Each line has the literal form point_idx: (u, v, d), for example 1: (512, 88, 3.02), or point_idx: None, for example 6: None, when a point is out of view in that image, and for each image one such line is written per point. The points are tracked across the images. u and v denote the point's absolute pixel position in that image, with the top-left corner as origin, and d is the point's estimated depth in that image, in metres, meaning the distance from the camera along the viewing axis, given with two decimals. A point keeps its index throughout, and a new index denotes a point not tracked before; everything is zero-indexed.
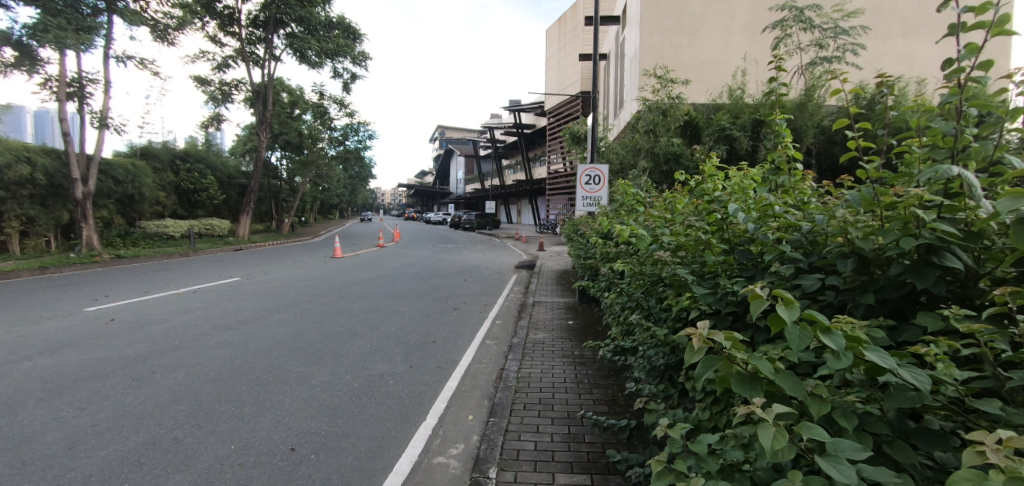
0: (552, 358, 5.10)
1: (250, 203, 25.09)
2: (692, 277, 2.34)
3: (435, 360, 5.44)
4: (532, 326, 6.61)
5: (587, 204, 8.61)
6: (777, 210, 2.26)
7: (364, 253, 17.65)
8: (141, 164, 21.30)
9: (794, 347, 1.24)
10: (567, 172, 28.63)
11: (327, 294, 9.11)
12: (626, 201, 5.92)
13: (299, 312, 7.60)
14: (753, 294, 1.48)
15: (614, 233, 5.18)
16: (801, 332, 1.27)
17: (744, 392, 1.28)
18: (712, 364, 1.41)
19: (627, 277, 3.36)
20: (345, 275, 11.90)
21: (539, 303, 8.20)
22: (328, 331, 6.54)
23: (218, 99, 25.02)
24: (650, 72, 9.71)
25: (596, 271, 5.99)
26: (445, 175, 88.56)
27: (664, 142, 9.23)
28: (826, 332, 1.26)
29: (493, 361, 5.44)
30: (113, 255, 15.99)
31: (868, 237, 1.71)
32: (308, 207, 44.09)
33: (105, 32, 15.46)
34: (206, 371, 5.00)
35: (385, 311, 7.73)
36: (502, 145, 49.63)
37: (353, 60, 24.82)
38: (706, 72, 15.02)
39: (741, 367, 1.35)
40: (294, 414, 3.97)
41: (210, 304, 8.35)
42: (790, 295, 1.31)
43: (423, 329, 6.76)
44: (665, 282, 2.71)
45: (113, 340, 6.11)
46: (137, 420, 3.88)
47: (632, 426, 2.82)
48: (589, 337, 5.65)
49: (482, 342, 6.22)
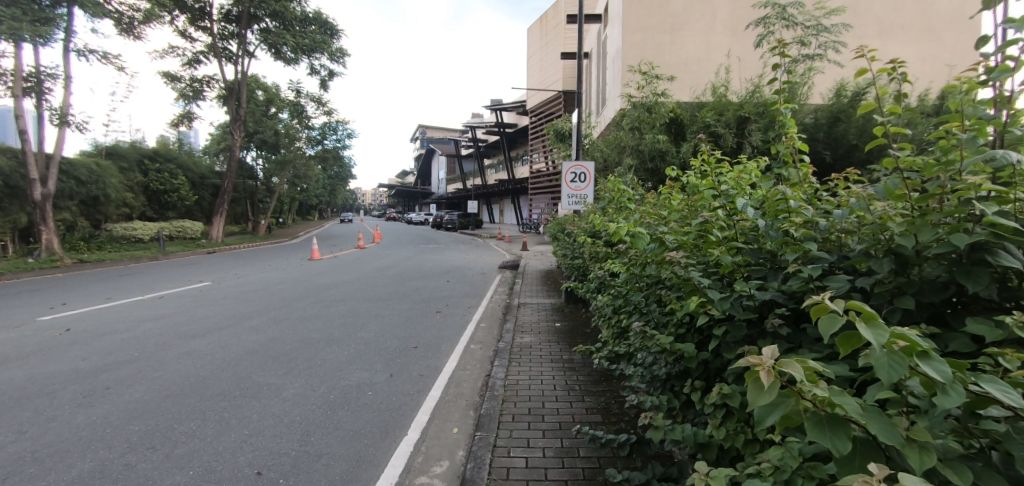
0: (540, 363, 4.88)
1: (223, 205, 24.20)
2: (703, 279, 2.11)
3: (416, 367, 5.16)
4: (517, 329, 6.37)
5: (573, 202, 8.40)
6: (792, 204, 2.06)
7: (343, 254, 17.16)
8: (106, 164, 20.31)
9: (889, 378, 1.03)
10: (549, 171, 28.49)
11: (303, 299, 8.71)
12: (616, 199, 5.70)
13: (273, 318, 7.21)
14: (817, 308, 1.26)
15: (603, 232, 4.98)
16: (891, 358, 1.06)
17: (828, 442, 1.05)
18: (779, 404, 1.17)
19: (621, 278, 3.15)
20: (322, 278, 11.45)
21: (524, 305, 7.95)
22: (303, 338, 6.18)
23: (189, 96, 24.11)
24: (635, 68, 9.52)
25: (584, 271, 5.78)
26: (426, 175, 87.70)
27: (650, 139, 9.08)
28: (920, 359, 1.07)
29: (479, 368, 5.18)
30: (75, 260, 15.19)
31: (909, 232, 1.51)
32: (286, 208, 43.03)
33: (65, 24, 14.67)
34: (167, 386, 4.61)
35: (364, 316, 7.38)
36: (484, 144, 49.29)
37: (331, 56, 24.20)
38: (688, 70, 15.02)
39: (813, 404, 1.12)
40: (262, 432, 3.64)
41: (177, 310, 7.89)
42: (874, 312, 1.11)
43: (403, 334, 6.44)
44: (668, 284, 2.49)
45: (66, 351, 5.66)
46: (86, 443, 3.50)
47: (633, 442, 2.56)
48: (577, 341, 5.44)
49: (467, 347, 5.96)
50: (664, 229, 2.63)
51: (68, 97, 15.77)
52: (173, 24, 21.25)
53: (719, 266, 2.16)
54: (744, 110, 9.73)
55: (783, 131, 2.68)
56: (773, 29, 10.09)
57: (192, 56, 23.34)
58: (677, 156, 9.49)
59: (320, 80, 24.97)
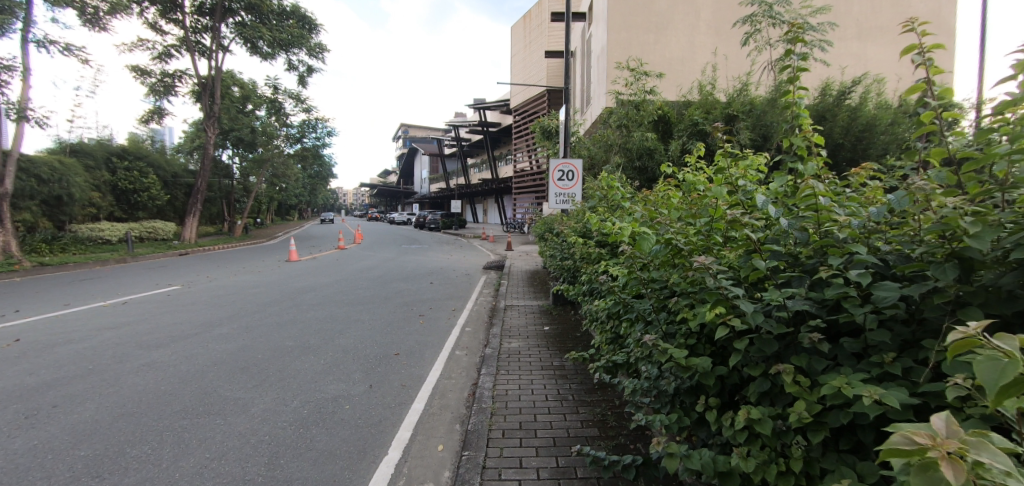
0: (529, 371, 4.61)
1: (196, 205, 23.29)
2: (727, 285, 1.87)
3: (398, 376, 4.84)
4: (505, 334, 6.10)
5: (560, 201, 8.16)
6: (823, 201, 1.85)
7: (322, 256, 16.62)
8: (71, 162, 19.29)
9: None
10: (533, 170, 28.31)
11: (278, 303, 8.27)
12: (609, 199, 5.48)
13: (244, 325, 6.79)
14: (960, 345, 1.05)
15: (596, 232, 4.76)
16: None
17: None
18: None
19: (620, 281, 2.91)
20: (299, 281, 10.98)
21: (511, 308, 7.68)
22: (278, 346, 5.82)
23: (160, 92, 23.16)
24: (622, 65, 9.31)
25: (574, 272, 5.55)
26: (408, 174, 86.54)
27: (638, 138, 8.94)
28: None
29: (465, 377, 4.89)
30: (35, 264, 14.34)
31: (981, 223, 1.31)
32: (263, 208, 41.84)
33: (24, 14, 13.84)
34: (121, 403, 4.20)
35: (344, 321, 7.02)
36: (467, 143, 48.75)
37: (309, 51, 23.58)
38: (673, 69, 14.96)
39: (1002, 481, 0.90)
40: (225, 456, 3.30)
41: (141, 317, 7.39)
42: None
43: (384, 340, 6.12)
44: (681, 291, 2.25)
45: (11, 364, 5.17)
46: (23, 472, 3.10)
47: (639, 463, 2.29)
48: (568, 346, 5.20)
49: (451, 353, 5.68)
50: (670, 229, 2.41)
51: (27, 91, 14.91)
52: (142, 16, 20.36)
53: (738, 269, 1.96)
54: (732, 108, 9.82)
55: (797, 123, 2.50)
56: (759, 27, 10.06)
57: (163, 50, 22.47)
58: (665, 154, 9.37)
59: (298, 76, 24.33)
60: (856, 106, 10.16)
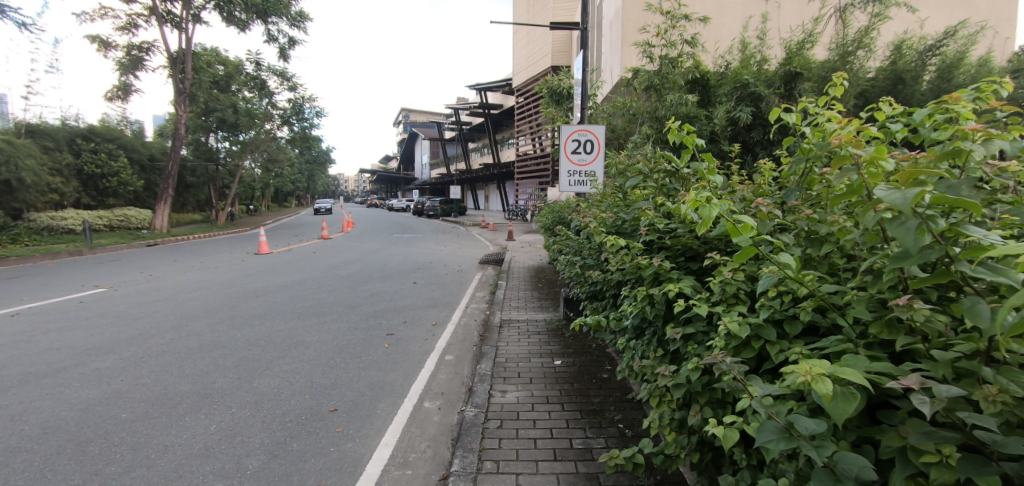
0: (538, 469, 2.70)
1: (168, 190, 21.31)
2: None
3: (322, 464, 3.00)
4: (497, 374, 4.17)
5: (576, 181, 6.20)
6: None
7: (297, 247, 14.63)
8: (25, 143, 17.26)
9: None
10: (538, 153, 26.24)
11: (210, 316, 6.46)
12: (657, 177, 3.43)
13: (142, 354, 4.96)
14: None
15: (654, 231, 2.85)
16: None
17: None
18: None
19: (837, 406, 1.12)
20: (254, 282, 9.08)
21: (509, 324, 5.78)
22: (159, 396, 3.97)
23: (127, 67, 20.99)
24: (655, 6, 7.14)
25: (603, 292, 3.66)
26: (407, 159, 83.31)
27: (674, 99, 6.81)
28: None
29: (430, 465, 3.02)
30: None
31: None
32: (254, 194, 39.70)
33: None
34: None
35: (279, 348, 5.14)
36: (468, 126, 46.26)
37: (291, 21, 21.32)
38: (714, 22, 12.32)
39: None
40: None
41: (18, 337, 5.58)
42: None
43: (322, 382, 4.24)
44: None
45: None
46: None
47: None
48: (598, 415, 3.28)
49: (419, 407, 3.80)
50: None
51: None
52: None
53: None
54: (795, 63, 7.64)
55: None
56: None
57: (128, 19, 20.32)
58: (705, 125, 7.39)
59: (280, 48, 22.17)
60: (942, 67, 8.03)
